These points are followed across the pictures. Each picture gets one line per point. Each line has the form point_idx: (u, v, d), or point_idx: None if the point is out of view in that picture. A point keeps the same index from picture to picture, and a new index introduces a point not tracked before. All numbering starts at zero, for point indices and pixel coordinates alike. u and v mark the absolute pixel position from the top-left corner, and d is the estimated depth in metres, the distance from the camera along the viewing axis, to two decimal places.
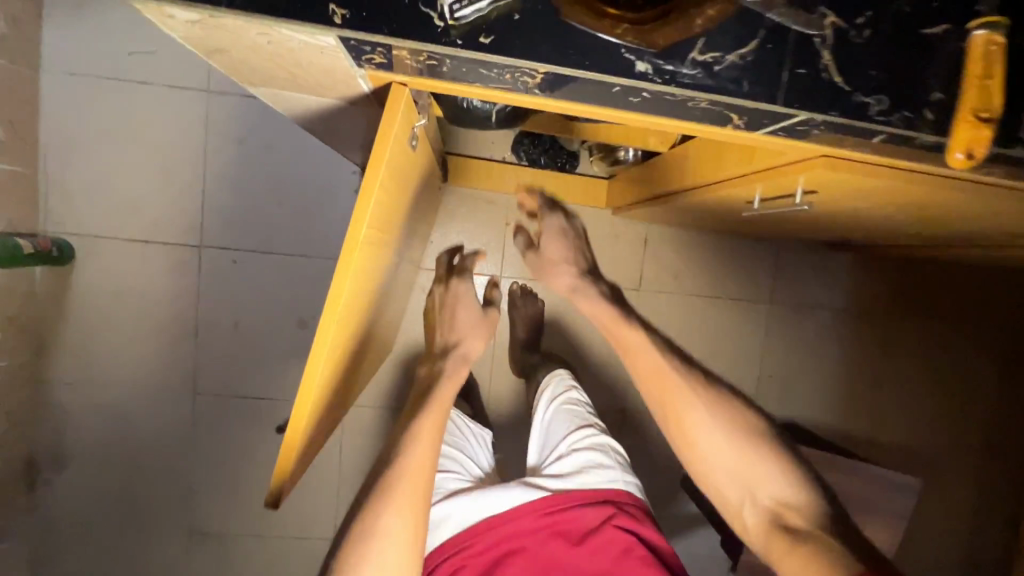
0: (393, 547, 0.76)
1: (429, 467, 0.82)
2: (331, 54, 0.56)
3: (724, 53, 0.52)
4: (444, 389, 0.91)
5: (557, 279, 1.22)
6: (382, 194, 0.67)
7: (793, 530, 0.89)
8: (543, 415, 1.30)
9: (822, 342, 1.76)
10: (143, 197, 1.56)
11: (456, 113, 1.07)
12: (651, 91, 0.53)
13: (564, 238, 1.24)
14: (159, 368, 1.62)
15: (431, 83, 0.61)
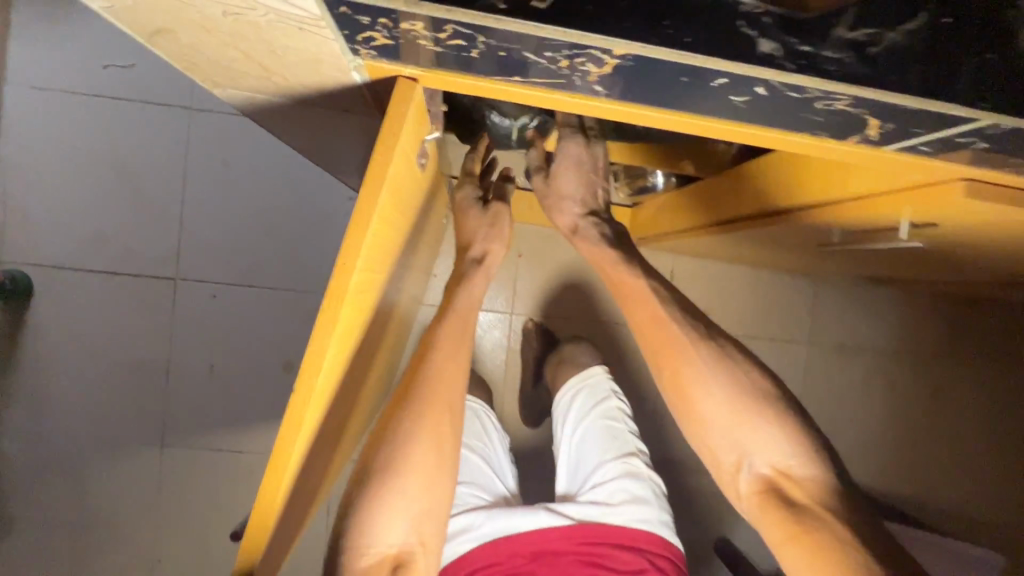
0: (415, 499, 0.65)
1: (455, 378, 0.69)
2: (316, 33, 0.39)
3: (883, 29, 0.36)
4: (467, 305, 0.74)
5: (554, 214, 0.90)
6: (380, 226, 0.50)
7: (794, 505, 0.69)
8: (577, 409, 1.09)
9: (868, 387, 1.58)
10: (114, 224, 1.40)
11: (467, 130, 0.93)
12: (773, 83, 0.37)
13: (572, 176, 0.84)
14: (122, 417, 1.42)
15: (452, 80, 0.46)
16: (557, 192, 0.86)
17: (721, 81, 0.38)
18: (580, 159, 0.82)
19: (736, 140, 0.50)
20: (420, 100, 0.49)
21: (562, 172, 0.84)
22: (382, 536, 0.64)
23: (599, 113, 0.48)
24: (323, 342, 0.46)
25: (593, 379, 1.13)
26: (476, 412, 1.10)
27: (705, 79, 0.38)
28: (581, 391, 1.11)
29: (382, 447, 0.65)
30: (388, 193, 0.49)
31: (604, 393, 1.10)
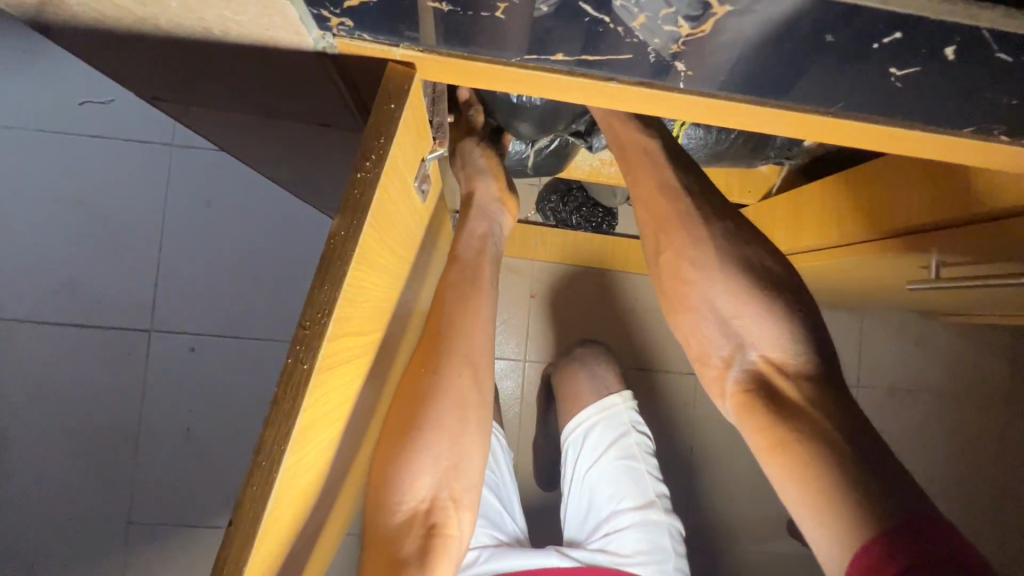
0: (442, 459, 0.54)
1: (484, 321, 0.58)
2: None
3: None
4: (474, 256, 0.62)
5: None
6: (363, 274, 0.36)
7: (780, 405, 0.50)
8: (593, 442, 0.90)
9: (939, 437, 1.37)
10: (84, 271, 1.26)
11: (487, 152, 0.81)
12: (978, 38, 0.23)
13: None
14: (85, 489, 1.24)
15: (462, 69, 0.32)
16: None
17: (890, 40, 0.24)
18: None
19: (855, 143, 0.36)
20: (418, 100, 0.35)
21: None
22: (410, 499, 0.54)
23: (667, 110, 0.34)
24: (278, 449, 0.30)
25: (613, 407, 0.93)
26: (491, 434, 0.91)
27: (865, 36, 0.24)
28: (599, 422, 0.91)
29: (399, 410, 0.55)
30: (373, 226, 0.35)
31: (621, 427, 0.91)
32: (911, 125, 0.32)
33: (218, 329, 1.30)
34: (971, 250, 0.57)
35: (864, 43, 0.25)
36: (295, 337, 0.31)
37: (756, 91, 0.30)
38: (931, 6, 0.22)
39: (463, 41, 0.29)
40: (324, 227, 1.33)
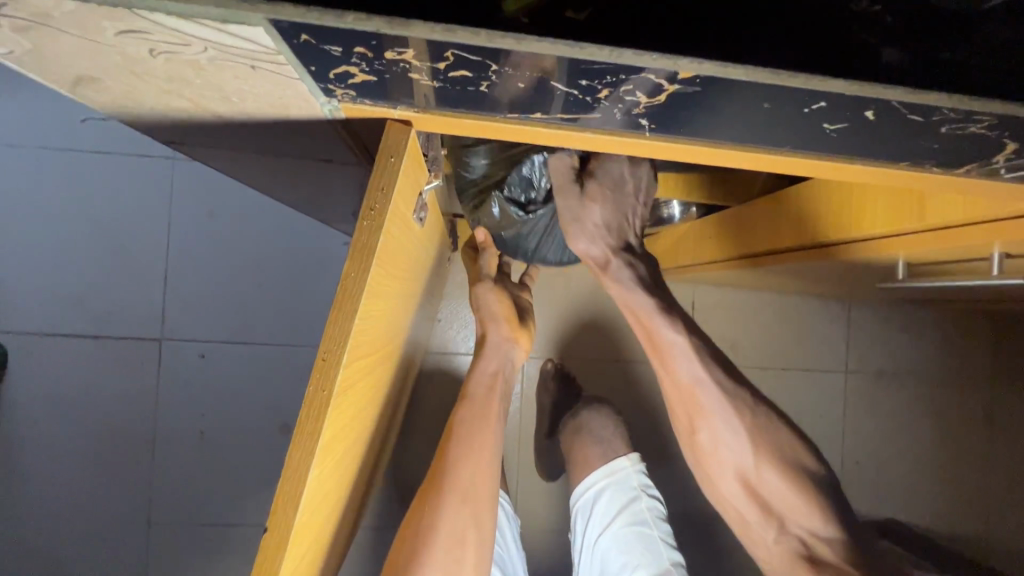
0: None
1: (488, 464, 0.67)
2: (279, 73, 0.30)
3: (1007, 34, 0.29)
4: (482, 394, 0.71)
5: (574, 243, 0.67)
6: (372, 304, 0.40)
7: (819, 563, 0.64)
8: (602, 509, 0.98)
9: (925, 418, 1.41)
10: (94, 284, 1.30)
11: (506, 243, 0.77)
12: (891, 107, 0.27)
13: (603, 195, 0.64)
14: (105, 494, 1.30)
15: (452, 123, 0.36)
16: (584, 220, 0.64)
17: (817, 107, 0.28)
18: (622, 179, 0.64)
19: (808, 172, 0.40)
20: (415, 147, 0.39)
21: (593, 194, 0.63)
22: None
23: (637, 150, 0.38)
24: (303, 465, 0.35)
25: (621, 471, 1.01)
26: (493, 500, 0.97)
27: (796, 105, 0.28)
28: (607, 487, 0.99)
29: (410, 537, 0.63)
30: (381, 263, 0.39)
31: (632, 493, 0.98)
32: (853, 160, 0.36)
33: (226, 336, 1.34)
34: (935, 253, 0.60)
35: (797, 108, 0.29)
36: (315, 367, 0.35)
37: (714, 137, 0.34)
38: (848, 86, 0.26)
39: (453, 104, 0.33)
40: (323, 233, 1.38)
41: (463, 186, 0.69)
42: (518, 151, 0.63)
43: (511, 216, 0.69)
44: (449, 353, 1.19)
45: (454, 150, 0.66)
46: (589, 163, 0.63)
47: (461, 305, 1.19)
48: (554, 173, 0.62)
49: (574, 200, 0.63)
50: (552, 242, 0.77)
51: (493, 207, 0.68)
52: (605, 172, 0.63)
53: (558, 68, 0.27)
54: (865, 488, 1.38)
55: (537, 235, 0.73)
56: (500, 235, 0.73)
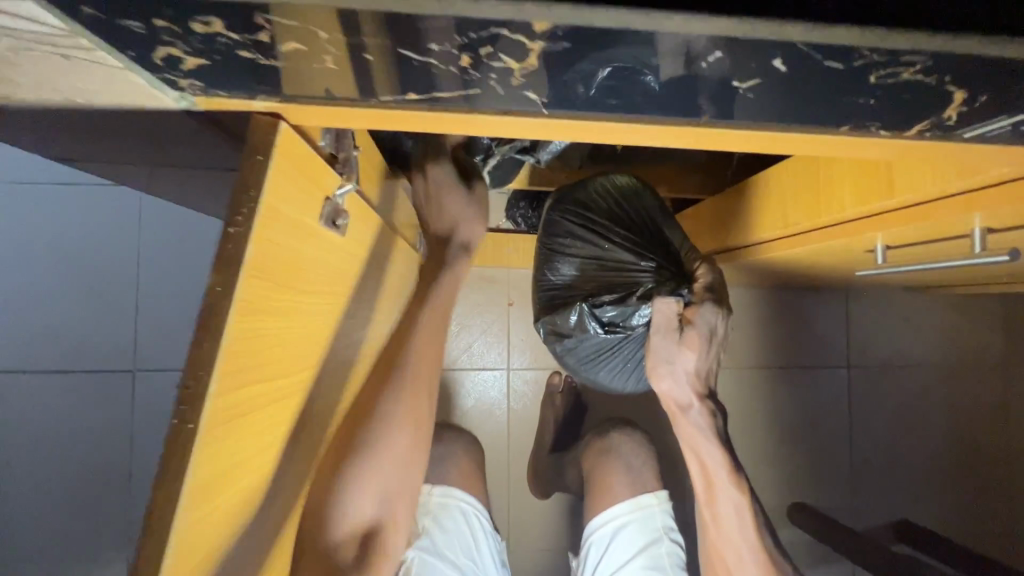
0: (388, 489, 0.57)
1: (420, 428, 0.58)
2: (96, 65, 0.26)
3: None
4: (437, 315, 0.60)
5: (657, 382, 0.63)
6: (258, 323, 0.36)
7: None
8: (621, 546, 0.83)
9: (935, 411, 1.34)
10: (65, 318, 1.28)
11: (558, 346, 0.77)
12: (791, 52, 0.23)
13: (702, 346, 0.61)
14: (83, 533, 1.25)
15: (328, 110, 0.32)
16: (675, 364, 0.62)
17: (715, 59, 0.24)
18: (716, 330, 0.62)
19: (741, 145, 0.35)
20: (298, 146, 0.35)
21: (693, 341, 0.61)
22: (345, 527, 0.55)
23: (546, 130, 0.34)
24: (166, 510, 0.30)
25: (647, 511, 0.85)
26: (467, 515, 0.87)
27: (685, 57, 0.24)
28: (630, 521, 0.84)
29: (347, 447, 0.56)
30: (264, 275, 0.34)
31: (652, 535, 0.84)
32: (786, 126, 0.31)
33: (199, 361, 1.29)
34: (914, 236, 0.55)
35: (688, 62, 0.24)
36: (179, 398, 0.31)
37: (615, 110, 0.30)
38: (731, 26, 0.22)
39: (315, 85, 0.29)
40: None
41: (544, 288, 0.74)
42: (615, 281, 0.68)
43: (588, 327, 0.70)
44: None
45: (553, 257, 0.72)
46: (691, 309, 0.62)
47: None
48: (661, 314, 0.61)
49: (669, 346, 0.62)
50: (607, 369, 0.76)
51: (572, 313, 0.70)
52: (705, 324, 0.61)
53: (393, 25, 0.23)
54: (878, 487, 1.31)
55: (596, 357, 0.74)
56: (563, 342, 0.74)
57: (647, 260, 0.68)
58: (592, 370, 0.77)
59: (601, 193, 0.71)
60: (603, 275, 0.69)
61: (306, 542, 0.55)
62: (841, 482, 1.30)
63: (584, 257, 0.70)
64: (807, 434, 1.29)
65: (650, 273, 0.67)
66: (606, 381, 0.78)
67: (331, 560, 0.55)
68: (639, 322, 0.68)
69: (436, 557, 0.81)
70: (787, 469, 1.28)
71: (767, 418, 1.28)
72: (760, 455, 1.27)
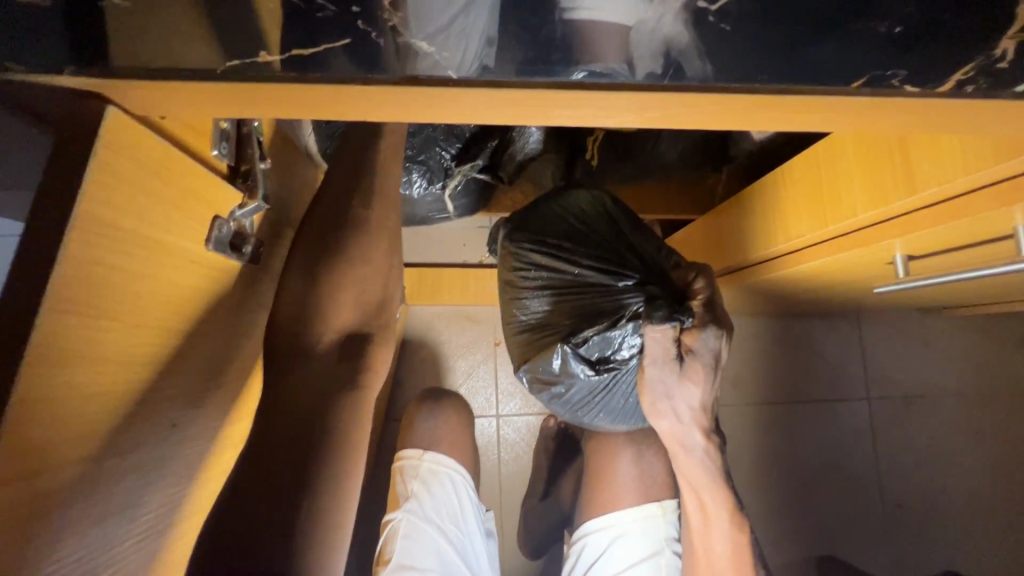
0: (371, 295, 0.47)
1: (395, 234, 0.49)
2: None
3: None
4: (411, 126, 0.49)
5: (651, 413, 0.50)
6: (90, 377, 0.26)
7: None
8: (614, 556, 0.67)
9: (968, 444, 1.21)
10: None
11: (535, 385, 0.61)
12: None
13: (706, 377, 0.47)
14: None
15: (180, 94, 0.25)
16: (674, 399, 0.48)
17: None
18: (719, 358, 0.47)
19: (724, 119, 0.27)
20: (145, 136, 0.27)
21: (697, 373, 0.47)
22: (327, 329, 0.44)
23: (463, 109, 0.27)
24: None
25: (649, 521, 0.67)
26: (457, 482, 0.72)
27: None
28: (626, 529, 0.67)
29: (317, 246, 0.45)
30: (84, 313, 0.25)
31: (652, 547, 0.66)
32: (772, 84, 0.24)
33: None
34: (941, 240, 0.46)
35: None
36: None
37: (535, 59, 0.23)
38: None
39: (142, 41, 0.22)
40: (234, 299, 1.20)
41: (519, 331, 0.62)
42: (595, 305, 0.56)
43: (572, 371, 0.57)
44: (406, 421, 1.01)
45: (520, 294, 0.61)
46: (690, 332, 0.46)
47: (419, 363, 1.02)
48: (655, 344, 0.46)
49: (663, 381, 0.47)
50: (603, 411, 0.62)
51: (553, 355, 0.57)
52: (703, 355, 0.46)
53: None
54: (915, 532, 1.16)
55: (592, 399, 0.61)
56: (545, 394, 0.62)
57: (627, 278, 0.56)
58: (581, 417, 0.64)
59: (561, 215, 0.61)
60: (581, 305, 0.57)
61: (276, 364, 0.43)
62: (874, 530, 1.15)
63: (555, 285, 0.59)
64: (829, 476, 1.16)
65: (634, 291, 0.55)
66: (603, 425, 0.65)
67: (320, 362, 0.43)
68: (630, 351, 0.57)
69: (426, 521, 0.68)
70: (815, 518, 1.14)
71: (785, 460, 1.16)
72: (783, 503, 1.14)
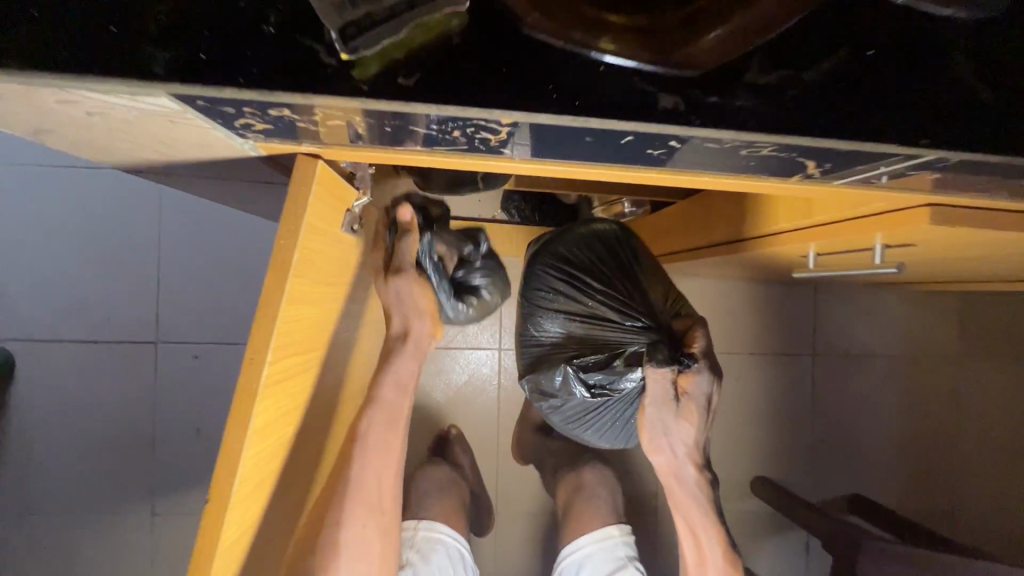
0: None
1: (370, 540, 0.66)
2: (168, 115, 0.35)
3: (796, 70, 0.32)
4: (395, 393, 0.66)
5: (652, 447, 0.69)
6: (300, 311, 0.47)
7: None
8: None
9: (886, 397, 1.46)
10: (83, 293, 1.29)
11: (538, 393, 0.83)
12: (722, 141, 0.33)
13: (699, 417, 0.66)
14: (94, 496, 1.28)
15: (360, 151, 0.43)
16: (671, 436, 0.67)
17: (673, 140, 0.34)
18: (709, 400, 0.66)
19: (670, 181, 0.46)
20: (331, 175, 0.47)
21: (690, 411, 0.66)
22: None
23: (518, 170, 0.45)
24: (238, 447, 0.43)
25: (609, 541, 0.93)
26: (448, 548, 0.92)
27: (650, 145, 0.35)
28: (593, 553, 0.92)
29: (305, 543, 0.63)
30: (303, 274, 0.45)
31: (616, 562, 0.91)
32: (694, 173, 0.43)
33: (111, 333, 1.29)
34: (835, 246, 0.65)
35: (613, 142, 0.34)
36: (247, 359, 0.43)
37: (563, 164, 0.42)
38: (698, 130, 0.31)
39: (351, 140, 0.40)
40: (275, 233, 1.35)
41: (531, 344, 0.82)
42: (605, 338, 0.76)
43: (574, 390, 0.77)
44: None
45: (541, 315, 0.81)
46: (688, 377, 0.64)
47: None
48: (657, 385, 0.65)
49: (665, 418, 0.66)
50: (589, 428, 0.85)
51: (557, 374, 0.78)
52: (698, 395, 0.65)
53: (382, 66, 0.30)
54: (831, 464, 1.44)
55: (582, 416, 0.82)
56: (544, 402, 0.83)
57: (634, 321, 0.75)
58: (567, 427, 0.86)
59: (588, 256, 0.81)
60: (592, 334, 0.77)
61: None
62: (799, 459, 1.43)
63: (570, 313, 0.79)
64: (767, 414, 1.42)
65: (638, 332, 0.74)
66: (585, 437, 0.88)
67: None
68: (625, 386, 0.75)
69: None
70: (751, 446, 1.41)
71: (732, 399, 1.41)
72: (726, 433, 1.40)
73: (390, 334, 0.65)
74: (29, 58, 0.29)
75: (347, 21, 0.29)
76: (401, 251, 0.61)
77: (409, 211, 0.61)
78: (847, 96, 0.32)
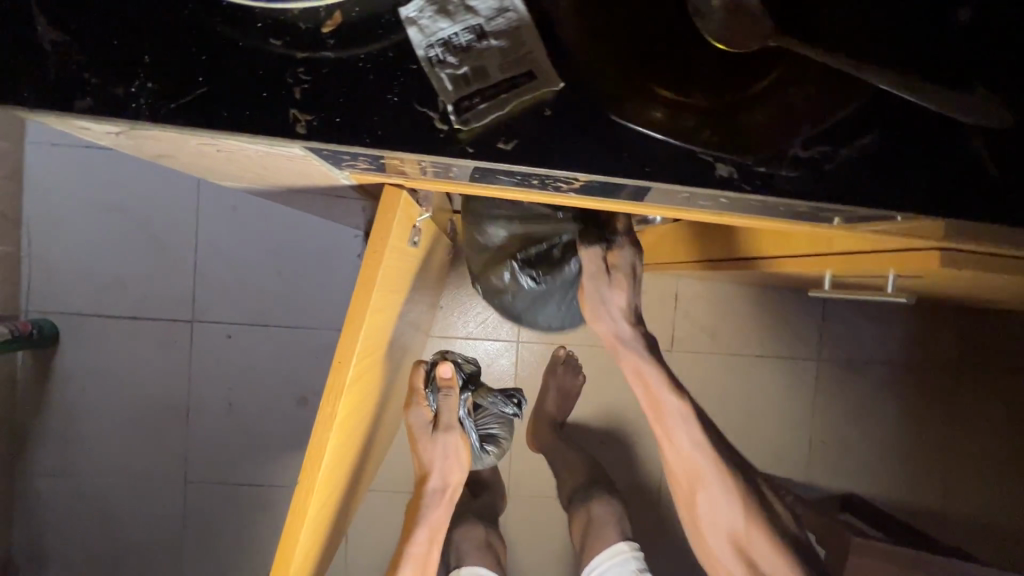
0: None
1: None
2: (289, 155, 0.40)
3: (834, 146, 0.38)
4: (426, 541, 0.79)
5: (594, 319, 0.79)
6: (376, 319, 0.53)
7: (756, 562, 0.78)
8: None
9: (885, 403, 1.52)
10: (127, 271, 1.35)
11: (487, 286, 0.91)
12: (768, 202, 0.38)
13: (629, 285, 0.78)
14: (134, 461, 1.37)
15: (439, 183, 0.49)
16: (609, 304, 0.78)
17: (725, 198, 0.39)
18: (634, 268, 0.77)
19: (710, 218, 0.52)
20: (408, 200, 0.52)
21: (620, 280, 0.77)
22: None
23: (576, 204, 0.51)
24: (324, 437, 0.49)
25: (621, 557, 1.00)
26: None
27: (704, 198, 0.40)
28: (607, 569, 0.99)
29: None
30: (382, 288, 0.51)
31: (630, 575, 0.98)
32: (734, 215, 0.48)
33: (152, 310, 1.36)
34: (851, 272, 0.70)
35: (672, 196, 0.40)
36: (334, 364, 0.49)
37: (619, 203, 0.47)
38: (749, 193, 0.37)
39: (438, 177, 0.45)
40: (307, 221, 1.39)
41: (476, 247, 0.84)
42: (545, 233, 0.78)
43: (521, 281, 0.86)
44: (449, 337, 1.27)
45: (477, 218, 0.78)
46: (614, 251, 0.75)
47: (461, 294, 1.27)
48: (590, 259, 0.75)
49: (600, 291, 0.77)
50: (538, 312, 0.96)
51: (505, 271, 0.84)
52: (624, 262, 0.76)
53: (486, 132, 0.35)
54: (828, 463, 1.51)
55: (530, 301, 0.92)
56: (495, 295, 0.92)
57: (567, 212, 0.75)
58: (519, 314, 0.98)
59: None
60: (531, 230, 0.78)
61: None
62: (798, 458, 1.50)
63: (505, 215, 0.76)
64: (769, 414, 1.49)
65: (572, 222, 0.76)
66: (537, 322, 1.01)
67: None
68: (567, 270, 0.85)
69: None
70: (753, 444, 1.48)
71: (736, 399, 1.48)
72: (729, 430, 1.47)
73: (428, 485, 0.79)
74: (191, 118, 0.34)
75: (463, 95, 0.35)
76: (446, 413, 0.75)
77: (452, 376, 0.73)
78: (874, 171, 0.38)
